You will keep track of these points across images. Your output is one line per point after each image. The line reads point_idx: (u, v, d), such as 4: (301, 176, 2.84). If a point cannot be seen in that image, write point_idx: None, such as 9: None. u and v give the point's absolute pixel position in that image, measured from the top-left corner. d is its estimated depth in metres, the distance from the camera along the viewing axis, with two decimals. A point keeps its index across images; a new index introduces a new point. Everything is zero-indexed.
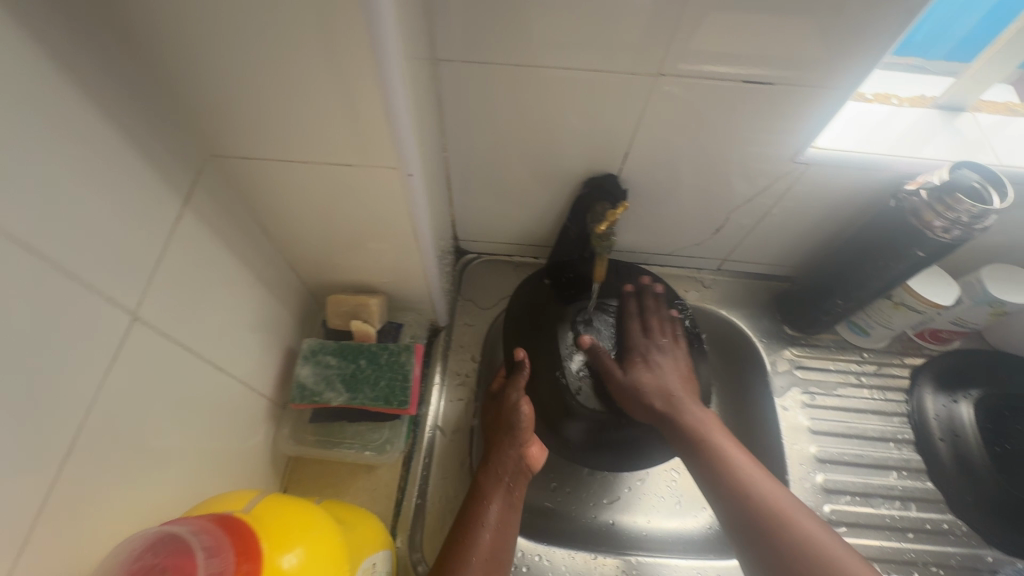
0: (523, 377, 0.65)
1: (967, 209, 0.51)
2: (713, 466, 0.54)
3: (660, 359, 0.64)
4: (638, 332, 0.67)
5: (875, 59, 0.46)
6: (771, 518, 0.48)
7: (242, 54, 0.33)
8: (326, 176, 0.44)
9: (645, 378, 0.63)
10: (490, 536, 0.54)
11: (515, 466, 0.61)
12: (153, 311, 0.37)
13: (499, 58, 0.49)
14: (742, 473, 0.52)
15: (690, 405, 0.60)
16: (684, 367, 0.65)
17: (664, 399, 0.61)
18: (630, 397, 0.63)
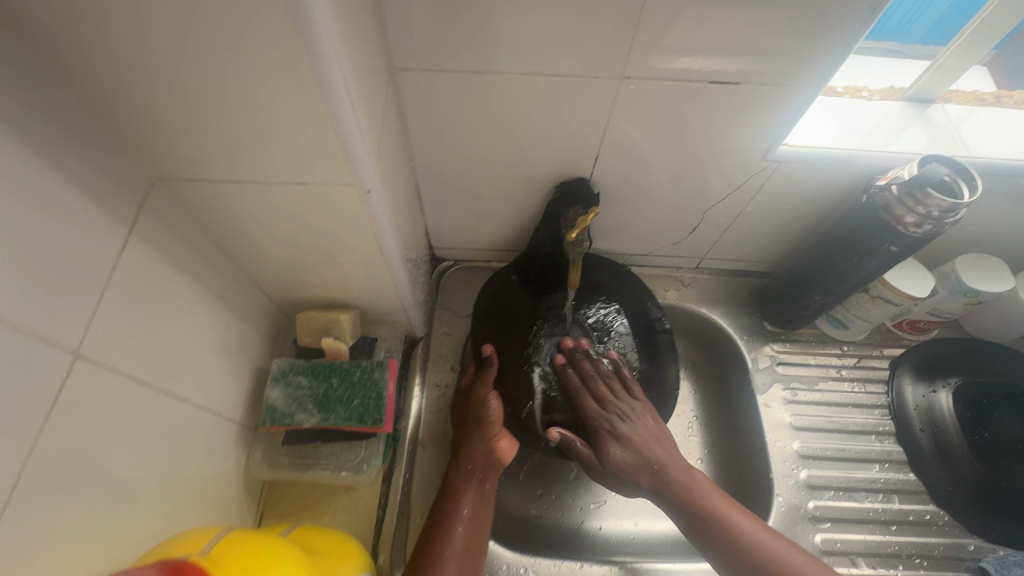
0: (491, 373, 0.66)
1: (936, 203, 0.51)
2: (715, 525, 0.54)
3: (627, 427, 0.63)
4: (593, 405, 0.64)
5: (839, 55, 0.46)
6: (785, 571, 0.50)
7: (177, 74, 0.32)
8: (282, 195, 0.42)
9: (621, 458, 0.61)
10: (463, 531, 0.55)
11: (485, 460, 0.61)
12: (100, 347, 0.35)
13: (459, 65, 0.48)
14: (741, 526, 0.53)
15: (673, 467, 0.59)
16: (650, 417, 0.64)
17: (648, 473, 0.60)
18: (618, 481, 0.61)
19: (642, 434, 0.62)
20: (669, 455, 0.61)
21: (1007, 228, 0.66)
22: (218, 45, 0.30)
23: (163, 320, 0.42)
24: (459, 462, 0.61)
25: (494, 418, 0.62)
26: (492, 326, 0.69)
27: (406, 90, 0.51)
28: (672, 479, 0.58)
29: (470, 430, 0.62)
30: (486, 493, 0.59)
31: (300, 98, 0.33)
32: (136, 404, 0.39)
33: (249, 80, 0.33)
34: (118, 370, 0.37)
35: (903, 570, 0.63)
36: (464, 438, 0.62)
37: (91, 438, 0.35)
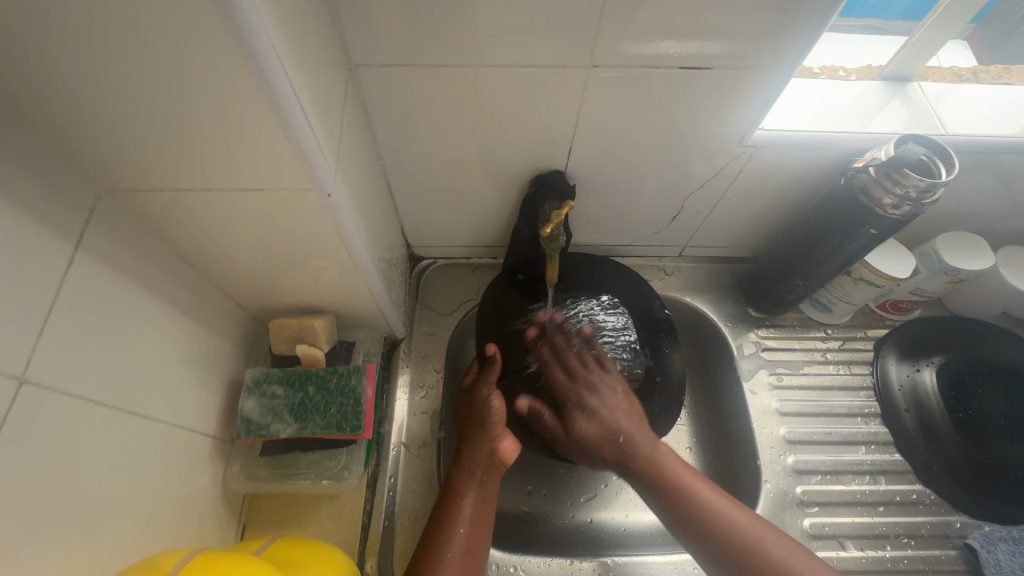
0: (494, 372, 0.65)
1: (914, 184, 0.50)
2: (677, 498, 0.54)
3: (595, 399, 0.61)
4: (564, 377, 0.63)
5: (809, 36, 0.45)
6: (741, 542, 0.51)
7: (110, 81, 0.30)
8: (238, 201, 0.41)
9: (586, 430, 0.61)
10: (463, 533, 0.54)
11: (487, 460, 0.60)
12: (48, 369, 0.34)
13: (420, 59, 0.46)
14: (703, 500, 0.54)
15: (640, 443, 0.58)
16: (621, 390, 0.62)
17: (613, 445, 0.59)
18: (584, 450, 0.61)
19: (609, 405, 0.61)
20: (638, 428, 0.59)
21: (985, 204, 0.66)
22: (152, 47, 0.29)
23: (120, 336, 0.41)
24: (461, 463, 0.60)
25: (496, 420, 0.61)
26: (494, 324, 0.68)
27: (368, 87, 0.49)
28: (634, 455, 0.58)
29: (473, 431, 0.61)
30: (488, 494, 0.58)
31: (246, 99, 0.32)
32: (96, 425, 0.38)
33: (190, 83, 0.31)
34: (72, 391, 0.36)
35: (891, 550, 0.64)
36: (465, 438, 0.61)
37: (46, 464, 0.34)
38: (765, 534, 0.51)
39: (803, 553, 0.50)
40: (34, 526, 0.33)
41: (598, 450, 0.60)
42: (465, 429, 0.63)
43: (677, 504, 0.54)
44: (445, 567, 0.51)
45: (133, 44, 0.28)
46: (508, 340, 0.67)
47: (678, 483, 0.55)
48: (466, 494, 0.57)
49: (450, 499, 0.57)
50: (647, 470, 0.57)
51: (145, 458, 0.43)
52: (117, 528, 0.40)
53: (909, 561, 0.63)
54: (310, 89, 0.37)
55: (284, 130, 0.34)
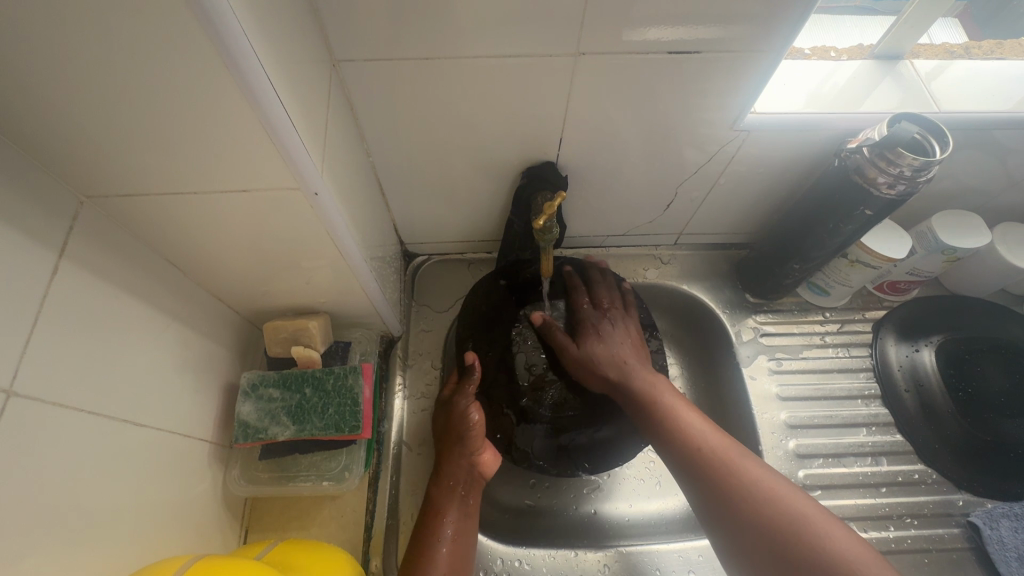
0: (473, 384, 0.63)
1: (908, 162, 0.50)
2: (661, 418, 0.57)
3: (610, 331, 0.66)
4: (589, 305, 0.68)
5: (799, 18, 0.44)
6: (718, 460, 0.51)
7: (88, 85, 0.30)
8: (223, 205, 0.40)
9: (596, 349, 0.64)
10: (448, 550, 0.54)
11: (466, 475, 0.60)
12: (37, 382, 0.34)
13: (405, 53, 0.46)
14: (685, 421, 0.55)
15: (641, 369, 0.62)
16: (635, 332, 0.67)
17: (618, 367, 0.62)
18: (590, 368, 0.63)
19: (620, 338, 0.65)
20: (642, 363, 0.63)
21: (981, 181, 0.65)
22: (125, 50, 0.28)
23: (110, 344, 0.40)
24: (443, 477, 0.59)
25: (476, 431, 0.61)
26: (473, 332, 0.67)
27: (353, 82, 0.48)
28: (634, 375, 0.61)
29: (453, 445, 0.60)
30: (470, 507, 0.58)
31: (225, 98, 0.31)
32: (89, 436, 0.38)
33: (167, 84, 0.30)
34: (63, 403, 0.36)
35: (895, 531, 0.64)
36: (443, 453, 0.60)
37: (40, 478, 0.33)
38: (743, 458, 0.51)
39: (780, 479, 0.50)
40: (31, 538, 0.32)
41: (607, 366, 0.62)
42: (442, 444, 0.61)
43: (659, 426, 0.56)
44: None
45: (104, 45, 0.28)
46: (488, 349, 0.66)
47: (665, 405, 0.57)
48: (448, 510, 0.57)
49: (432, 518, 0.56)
50: (639, 393, 0.60)
51: (142, 467, 0.43)
52: (116, 538, 0.39)
53: (912, 541, 0.63)
54: (291, 86, 0.36)
55: (266, 130, 0.34)
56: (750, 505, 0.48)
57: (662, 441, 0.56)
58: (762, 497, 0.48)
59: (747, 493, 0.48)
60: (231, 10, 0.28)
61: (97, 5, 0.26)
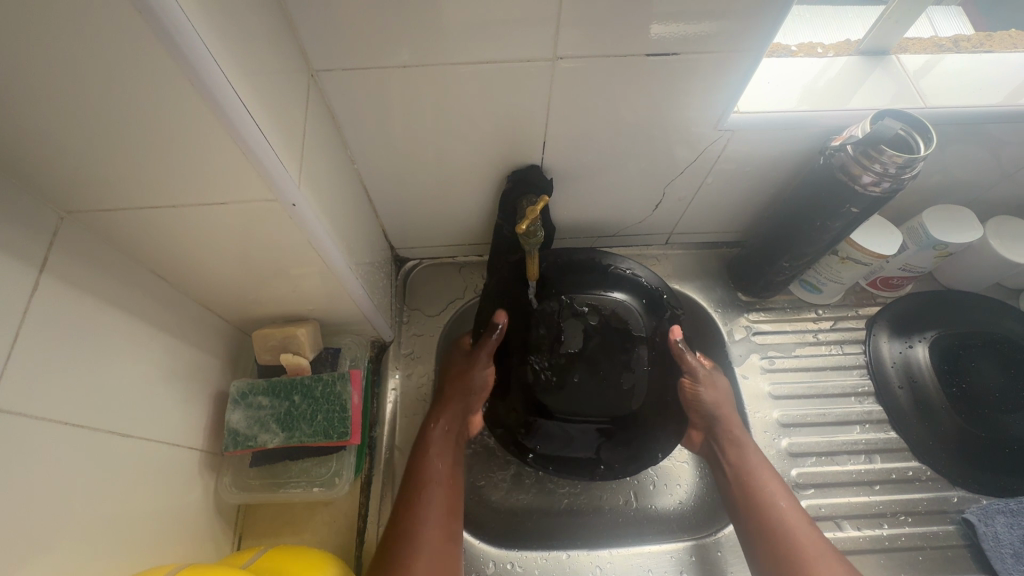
0: (491, 338, 0.66)
1: (892, 160, 0.49)
2: (746, 478, 0.60)
3: (728, 390, 0.67)
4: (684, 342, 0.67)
5: (773, 20, 0.45)
6: (756, 480, 0.60)
7: (59, 104, 0.30)
8: (204, 218, 0.41)
9: (720, 388, 0.66)
10: (439, 487, 0.58)
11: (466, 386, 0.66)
12: (19, 396, 0.34)
13: (382, 61, 0.46)
14: (773, 491, 0.59)
15: (746, 443, 0.63)
16: (722, 381, 0.67)
17: (716, 411, 0.65)
18: (702, 389, 0.66)
19: (722, 394, 0.66)
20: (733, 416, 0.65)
21: (972, 175, 0.65)
22: (95, 68, 0.28)
23: (96, 356, 0.41)
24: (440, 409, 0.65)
25: (482, 390, 0.67)
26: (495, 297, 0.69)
27: (333, 91, 0.49)
28: (741, 443, 0.63)
29: (453, 399, 0.66)
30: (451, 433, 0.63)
31: (195, 115, 0.32)
32: (74, 449, 0.38)
33: (136, 103, 0.31)
34: (46, 416, 0.36)
35: (889, 528, 0.64)
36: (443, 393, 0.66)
37: (23, 492, 0.34)
38: (780, 492, 0.59)
39: (802, 517, 0.57)
40: (18, 550, 0.33)
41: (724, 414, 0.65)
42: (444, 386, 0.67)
43: (771, 540, 0.55)
44: (416, 534, 0.53)
45: (73, 64, 0.28)
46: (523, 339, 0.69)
47: (769, 497, 0.58)
48: (434, 457, 0.60)
49: (415, 476, 0.58)
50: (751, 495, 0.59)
51: (131, 475, 0.43)
52: (106, 546, 0.40)
53: (907, 539, 0.63)
54: (263, 99, 0.36)
55: (240, 145, 0.34)
56: (766, 518, 0.57)
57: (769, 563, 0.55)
58: (782, 520, 0.56)
59: (769, 508, 0.57)
60: (189, 23, 0.28)
61: (61, 30, 0.26)
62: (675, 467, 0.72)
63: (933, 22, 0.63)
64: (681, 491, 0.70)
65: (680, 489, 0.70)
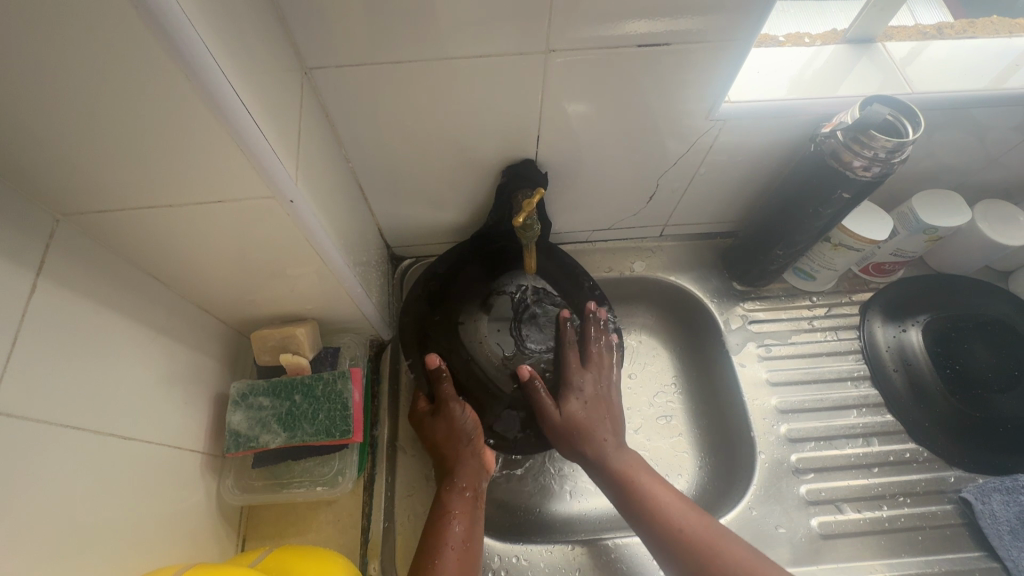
0: (445, 385, 0.62)
1: (882, 144, 0.50)
2: (619, 479, 0.59)
3: (594, 389, 0.64)
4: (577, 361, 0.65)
5: (760, 8, 0.45)
6: (625, 480, 0.59)
7: (50, 103, 0.30)
8: (200, 217, 0.41)
9: (579, 413, 0.62)
10: (457, 554, 0.53)
11: (456, 434, 0.61)
12: (20, 399, 0.34)
13: (375, 58, 0.46)
14: (646, 484, 0.58)
15: (609, 452, 0.61)
16: (577, 399, 0.63)
17: (572, 434, 0.61)
18: (569, 433, 0.61)
19: (583, 418, 0.62)
20: (606, 433, 0.62)
21: (960, 160, 0.66)
22: (91, 66, 0.28)
23: (94, 358, 0.40)
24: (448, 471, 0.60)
25: (476, 433, 0.62)
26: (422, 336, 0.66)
27: (326, 89, 0.49)
28: (607, 450, 0.61)
29: (459, 454, 0.60)
30: (476, 493, 0.59)
31: (191, 112, 0.32)
32: (75, 451, 0.38)
33: (129, 101, 0.31)
34: (46, 418, 0.36)
35: (888, 510, 0.64)
36: (444, 451, 0.61)
37: (24, 496, 0.33)
38: (648, 480, 0.58)
39: (677, 497, 0.57)
40: (21, 553, 0.32)
41: (586, 438, 0.61)
42: (440, 449, 0.61)
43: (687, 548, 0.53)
44: None
45: (70, 63, 0.28)
46: (457, 356, 0.64)
47: (641, 488, 0.58)
48: (453, 519, 0.55)
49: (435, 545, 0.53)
50: (643, 510, 0.56)
51: (134, 477, 0.43)
52: (111, 549, 0.40)
53: (906, 519, 0.64)
54: (257, 96, 0.36)
55: (236, 141, 0.34)
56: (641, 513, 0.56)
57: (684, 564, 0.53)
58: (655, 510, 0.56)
59: (642, 503, 0.57)
60: (187, 20, 0.28)
61: (51, 27, 0.26)
62: (675, 457, 0.72)
63: (916, 10, 0.64)
64: (681, 481, 0.71)
65: (680, 479, 0.71)
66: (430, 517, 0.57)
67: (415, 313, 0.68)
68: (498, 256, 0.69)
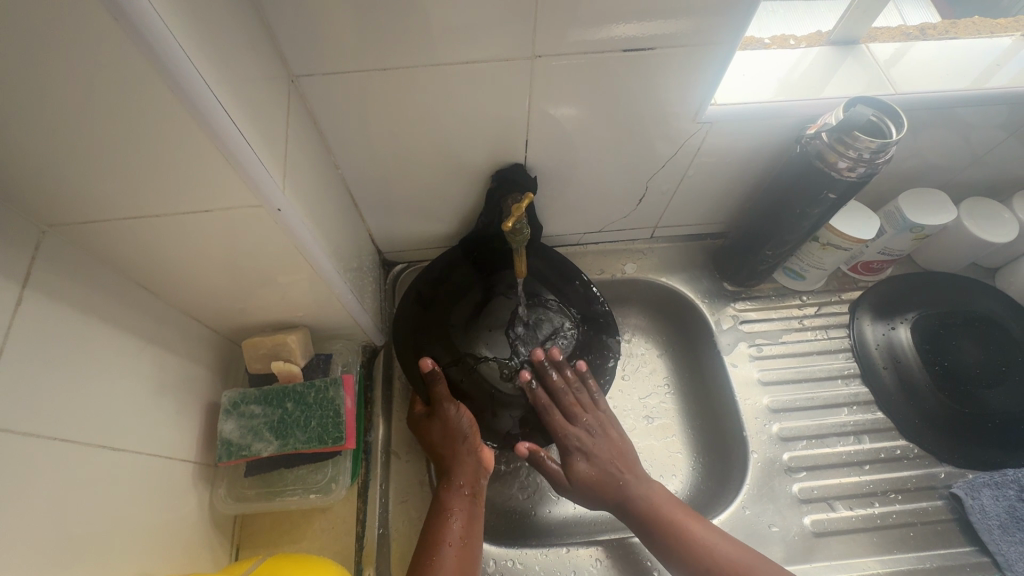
0: (441, 385, 0.61)
1: (866, 145, 0.51)
2: (642, 512, 0.59)
3: (593, 443, 0.64)
4: (561, 419, 0.64)
5: (743, 13, 0.45)
6: (650, 513, 0.59)
7: (34, 115, 0.30)
8: (188, 227, 0.41)
9: (587, 472, 0.62)
10: (454, 554, 0.53)
11: (451, 435, 0.60)
12: (10, 411, 0.34)
13: (362, 64, 0.46)
14: (674, 514, 0.58)
15: (634, 483, 0.61)
16: (582, 458, 0.63)
17: (590, 490, 0.62)
18: (585, 495, 0.62)
19: (592, 475, 0.62)
20: (627, 476, 0.62)
21: (945, 159, 0.67)
22: (75, 79, 0.28)
23: (84, 369, 0.40)
24: (446, 472, 0.59)
25: (472, 431, 0.61)
26: (416, 335, 0.65)
27: (313, 96, 0.49)
28: (622, 488, 0.61)
29: (456, 455, 0.60)
30: (476, 497, 0.58)
31: (177, 123, 0.32)
32: (66, 464, 0.38)
33: (115, 112, 0.31)
34: (35, 431, 0.35)
35: (880, 507, 0.65)
36: (440, 452, 0.60)
37: (16, 506, 0.33)
38: (674, 508, 0.59)
39: (704, 523, 0.58)
40: (13, 568, 0.32)
41: (604, 492, 0.61)
42: (438, 449, 0.60)
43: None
44: None
45: (54, 76, 0.28)
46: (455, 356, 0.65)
47: (668, 517, 0.58)
48: (452, 520, 0.55)
49: (435, 546, 0.53)
50: (673, 539, 0.56)
51: (126, 487, 0.43)
52: (103, 560, 0.39)
53: (897, 516, 0.64)
54: (243, 105, 0.36)
55: (222, 151, 0.34)
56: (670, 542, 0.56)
57: None
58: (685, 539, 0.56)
59: (670, 532, 0.57)
60: (167, 29, 0.28)
61: (34, 39, 0.26)
62: (669, 458, 0.73)
63: (901, 10, 0.64)
64: (675, 483, 0.71)
65: (674, 481, 0.71)
66: (429, 519, 0.57)
67: (405, 315, 0.66)
68: (492, 255, 0.69)
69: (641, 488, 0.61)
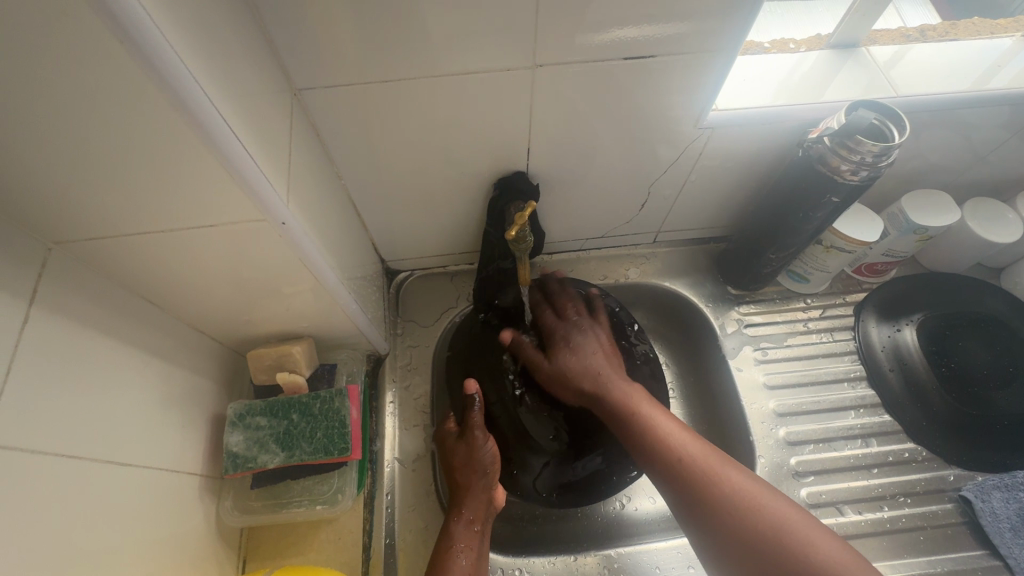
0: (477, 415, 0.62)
1: (868, 149, 0.51)
2: (614, 406, 0.58)
3: (580, 341, 0.63)
4: (552, 317, 0.66)
5: (742, 19, 0.46)
6: (623, 411, 0.57)
7: (38, 134, 0.30)
8: (191, 241, 0.41)
9: (569, 363, 0.62)
10: None
11: (475, 466, 0.60)
12: (18, 430, 0.34)
13: (364, 77, 0.46)
14: (646, 416, 0.56)
15: (618, 378, 0.60)
16: (567, 348, 0.63)
17: (591, 378, 0.61)
18: (563, 381, 0.62)
19: (580, 369, 0.62)
20: (616, 372, 0.61)
21: (947, 160, 0.67)
22: (80, 97, 0.29)
23: (91, 385, 0.40)
24: (461, 504, 0.58)
25: (493, 467, 0.60)
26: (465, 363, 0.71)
27: (315, 109, 0.49)
28: (603, 378, 0.60)
29: (470, 489, 0.59)
30: (479, 538, 0.57)
31: (181, 139, 0.32)
32: (73, 481, 0.37)
33: (119, 130, 0.31)
34: (43, 448, 0.35)
35: (889, 510, 0.64)
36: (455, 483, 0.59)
37: (25, 525, 0.33)
38: (648, 405, 0.57)
39: (677, 424, 0.55)
40: None
41: (579, 379, 0.61)
42: (456, 478, 0.59)
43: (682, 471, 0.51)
44: None
45: (59, 95, 0.28)
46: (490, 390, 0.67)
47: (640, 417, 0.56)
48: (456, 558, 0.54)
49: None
50: (643, 436, 0.55)
51: (133, 502, 0.43)
52: None
53: (907, 519, 0.64)
54: (247, 120, 0.36)
55: (226, 167, 0.35)
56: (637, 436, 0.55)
57: (678, 488, 0.50)
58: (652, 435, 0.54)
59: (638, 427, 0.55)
60: (170, 48, 0.29)
61: (40, 59, 0.26)
62: None
63: (903, 10, 0.64)
64: None
65: None
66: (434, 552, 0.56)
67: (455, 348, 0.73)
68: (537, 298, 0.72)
69: (620, 386, 0.59)
